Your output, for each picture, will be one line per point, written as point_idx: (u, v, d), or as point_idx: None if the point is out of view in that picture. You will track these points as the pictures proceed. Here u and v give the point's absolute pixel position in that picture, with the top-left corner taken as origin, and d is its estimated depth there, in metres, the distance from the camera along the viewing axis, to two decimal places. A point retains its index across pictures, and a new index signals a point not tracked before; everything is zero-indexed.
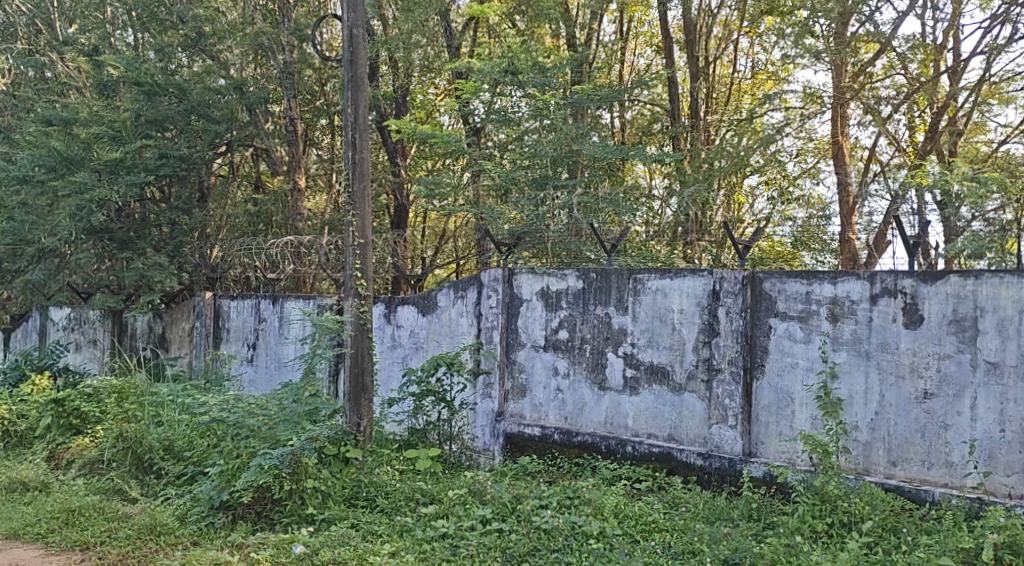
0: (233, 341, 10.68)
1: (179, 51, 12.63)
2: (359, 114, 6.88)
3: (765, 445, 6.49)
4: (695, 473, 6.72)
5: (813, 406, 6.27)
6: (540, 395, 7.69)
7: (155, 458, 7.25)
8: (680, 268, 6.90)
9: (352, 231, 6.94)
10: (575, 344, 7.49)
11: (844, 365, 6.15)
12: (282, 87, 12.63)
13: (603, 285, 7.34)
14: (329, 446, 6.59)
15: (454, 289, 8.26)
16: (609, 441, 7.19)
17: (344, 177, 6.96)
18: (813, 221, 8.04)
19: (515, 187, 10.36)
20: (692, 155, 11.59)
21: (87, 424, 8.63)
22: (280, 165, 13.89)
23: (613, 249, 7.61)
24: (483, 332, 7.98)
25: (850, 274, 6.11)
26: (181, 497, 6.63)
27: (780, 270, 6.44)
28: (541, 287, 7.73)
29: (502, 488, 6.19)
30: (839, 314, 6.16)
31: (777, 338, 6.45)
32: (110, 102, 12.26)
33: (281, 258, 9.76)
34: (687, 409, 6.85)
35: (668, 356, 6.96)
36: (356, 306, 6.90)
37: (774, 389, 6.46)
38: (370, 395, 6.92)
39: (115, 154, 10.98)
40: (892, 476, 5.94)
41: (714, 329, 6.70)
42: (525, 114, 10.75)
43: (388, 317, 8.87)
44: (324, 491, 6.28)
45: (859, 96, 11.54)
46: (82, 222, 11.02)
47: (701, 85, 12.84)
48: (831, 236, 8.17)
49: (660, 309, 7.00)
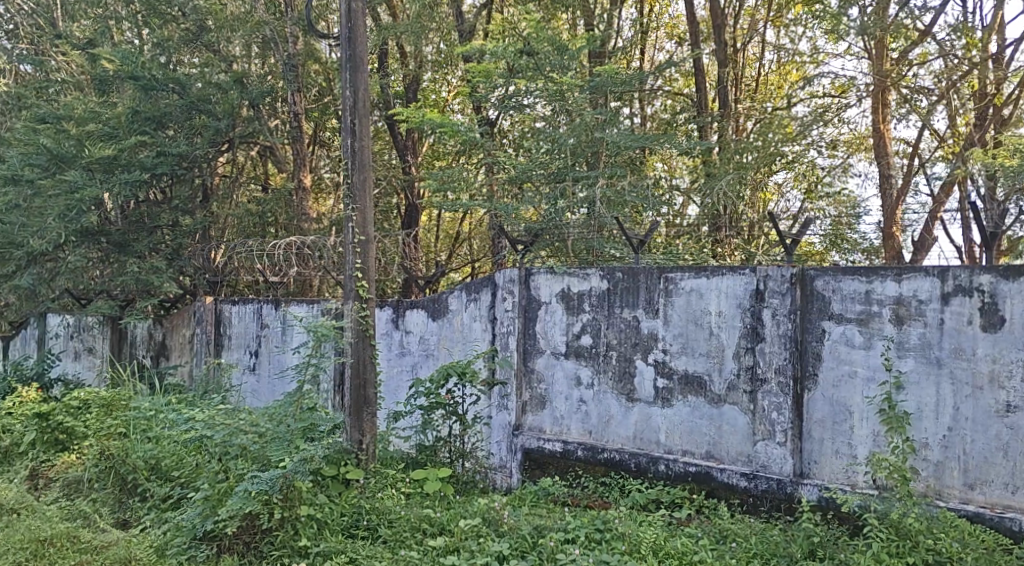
0: (234, 348, 10.07)
1: (180, 45, 11.83)
2: (358, 98, 6.21)
3: (819, 465, 5.73)
4: (738, 496, 5.99)
5: (875, 421, 5.51)
6: (561, 407, 6.95)
7: (139, 479, 6.62)
8: (717, 265, 6.17)
9: (351, 229, 6.28)
10: (600, 352, 6.76)
11: (911, 375, 5.39)
12: (286, 81, 12.00)
13: (630, 285, 6.61)
14: (327, 467, 5.98)
15: (466, 291, 7.56)
16: (639, 459, 6.45)
17: (342, 169, 6.30)
18: (843, 219, 7.29)
19: (531, 183, 9.65)
20: (721, 145, 10.76)
21: (72, 440, 7.98)
22: (286, 163, 13.24)
23: (641, 245, 7.05)
24: (498, 338, 7.26)
25: (918, 270, 5.35)
26: (162, 526, 5.99)
27: (836, 267, 5.69)
28: (561, 288, 7.00)
29: (522, 518, 5.48)
30: (905, 316, 5.41)
31: (832, 344, 5.69)
32: (105, 98, 11.61)
33: (284, 261, 9.08)
34: (727, 424, 6.11)
35: (705, 364, 6.22)
36: (357, 309, 6.29)
37: (829, 401, 5.70)
38: (373, 409, 6.32)
39: (108, 151, 10.32)
40: (969, 501, 5.18)
41: (758, 333, 5.97)
42: (542, 105, 10.00)
43: (395, 322, 8.18)
44: (320, 519, 5.58)
45: (898, 82, 10.79)
46: (74, 224, 10.30)
47: (729, 74, 12.03)
48: (860, 237, 7.42)
49: (695, 312, 6.27)
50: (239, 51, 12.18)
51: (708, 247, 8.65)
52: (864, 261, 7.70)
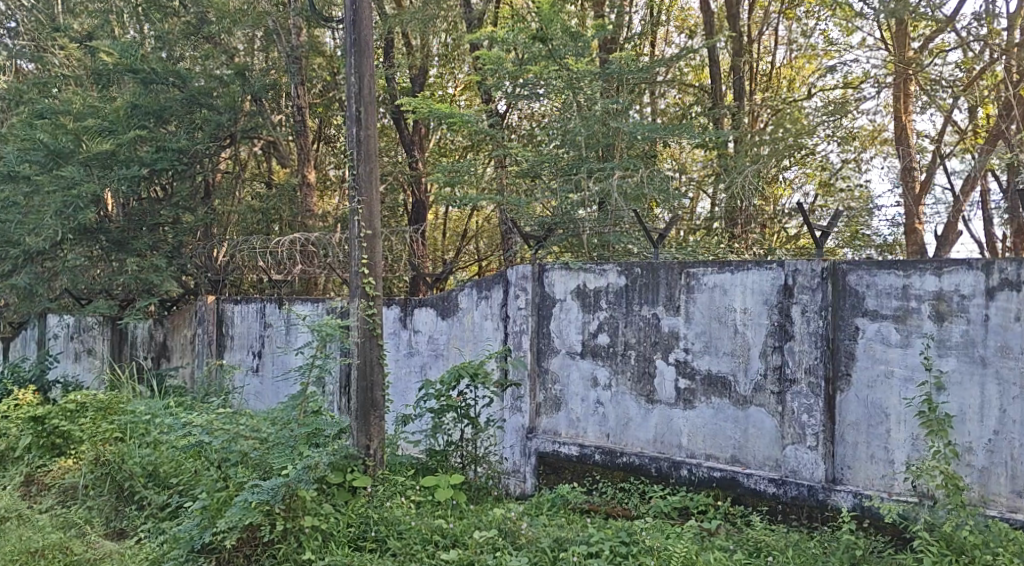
0: (237, 349, 9.83)
1: (181, 38, 11.48)
2: (364, 85, 5.91)
3: (853, 471, 5.40)
4: (766, 503, 5.67)
5: (914, 424, 5.18)
6: (577, 409, 6.64)
7: (136, 487, 6.33)
8: (743, 260, 5.85)
9: (357, 223, 5.98)
10: (618, 351, 6.44)
11: (952, 375, 5.06)
12: (289, 74, 11.72)
13: (650, 281, 6.30)
14: (332, 474, 5.70)
15: (477, 289, 7.27)
16: (660, 463, 6.14)
17: (347, 160, 6.00)
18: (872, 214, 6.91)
19: (543, 178, 9.35)
20: (738, 137, 10.40)
21: (70, 444, 7.69)
22: (289, 158, 12.93)
23: (660, 240, 6.74)
24: (511, 337, 6.96)
25: (960, 263, 5.03)
26: (159, 537, 5.70)
27: (870, 260, 5.37)
28: (577, 284, 6.68)
29: (539, 529, 5.20)
30: (945, 312, 5.09)
31: (866, 343, 5.37)
32: (104, 94, 11.27)
33: (288, 258, 8.81)
34: (754, 427, 5.80)
35: (729, 364, 5.91)
36: (363, 307, 5.99)
37: (864, 403, 5.37)
38: (381, 412, 6.03)
39: (106, 146, 9.99)
40: (1017, 510, 4.86)
41: (787, 332, 5.65)
42: (553, 97, 9.69)
43: (403, 321, 7.90)
44: (325, 531, 5.29)
45: (920, 71, 10.41)
46: (72, 221, 9.98)
47: (744, 66, 11.69)
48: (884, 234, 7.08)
49: (719, 309, 5.96)
50: (241, 44, 11.86)
51: (726, 241, 8.29)
52: (872, 255, 7.29)
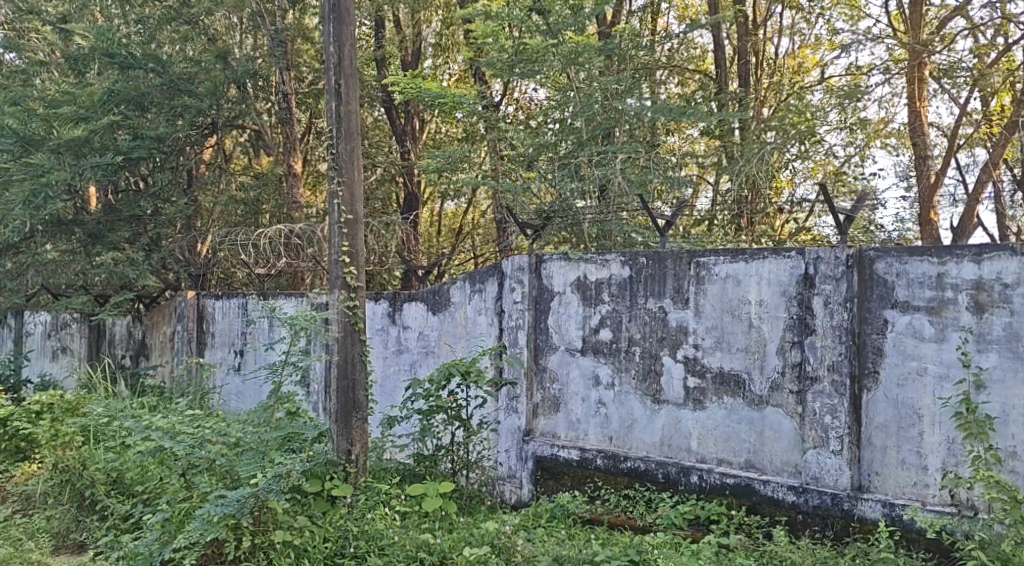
0: (217, 347, 9.35)
1: (160, 22, 10.81)
2: (343, 53, 5.41)
3: (881, 478, 4.91)
4: (784, 513, 5.19)
5: (951, 427, 4.69)
6: (578, 410, 6.15)
7: (97, 495, 5.83)
8: (759, 247, 5.36)
9: (336, 206, 5.46)
10: (621, 347, 5.95)
11: (994, 372, 4.57)
12: (273, 58, 11.12)
13: (656, 271, 5.81)
14: (308, 483, 5.20)
15: (470, 282, 6.78)
16: (667, 469, 5.65)
17: (327, 139, 5.49)
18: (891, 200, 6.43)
19: (540, 164, 8.87)
20: (743, 122, 9.75)
21: (33, 448, 7.22)
22: (275, 148, 12.39)
23: (667, 227, 6.24)
24: (506, 333, 6.48)
25: (1003, 248, 4.54)
26: (118, 551, 5.21)
27: (900, 247, 4.89)
28: (577, 276, 6.18)
29: (537, 546, 4.72)
30: (985, 303, 4.60)
31: (896, 337, 4.88)
32: (79, 79, 10.71)
33: (270, 252, 8.29)
34: (771, 429, 5.31)
35: (743, 361, 5.42)
36: (343, 300, 5.47)
37: (894, 403, 4.88)
38: (363, 414, 5.51)
39: (77, 132, 9.40)
40: None
41: (807, 326, 5.15)
42: (551, 80, 9.14)
43: (392, 317, 7.40)
44: (298, 547, 4.82)
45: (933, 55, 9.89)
46: (42, 212, 9.41)
47: (750, 50, 11.18)
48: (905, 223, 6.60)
49: (731, 301, 5.47)
50: (224, 26, 11.24)
51: (732, 232, 7.76)
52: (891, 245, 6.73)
